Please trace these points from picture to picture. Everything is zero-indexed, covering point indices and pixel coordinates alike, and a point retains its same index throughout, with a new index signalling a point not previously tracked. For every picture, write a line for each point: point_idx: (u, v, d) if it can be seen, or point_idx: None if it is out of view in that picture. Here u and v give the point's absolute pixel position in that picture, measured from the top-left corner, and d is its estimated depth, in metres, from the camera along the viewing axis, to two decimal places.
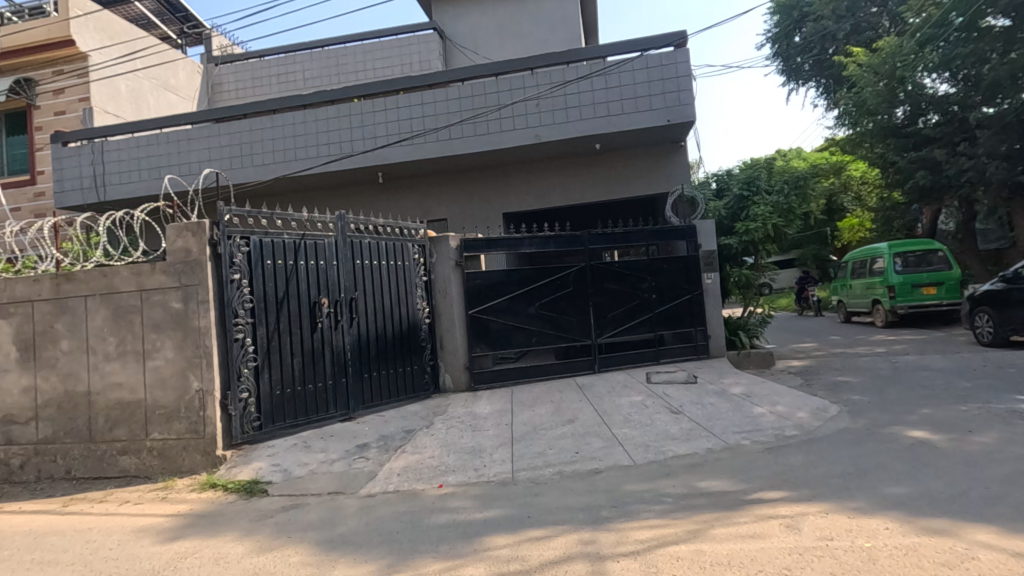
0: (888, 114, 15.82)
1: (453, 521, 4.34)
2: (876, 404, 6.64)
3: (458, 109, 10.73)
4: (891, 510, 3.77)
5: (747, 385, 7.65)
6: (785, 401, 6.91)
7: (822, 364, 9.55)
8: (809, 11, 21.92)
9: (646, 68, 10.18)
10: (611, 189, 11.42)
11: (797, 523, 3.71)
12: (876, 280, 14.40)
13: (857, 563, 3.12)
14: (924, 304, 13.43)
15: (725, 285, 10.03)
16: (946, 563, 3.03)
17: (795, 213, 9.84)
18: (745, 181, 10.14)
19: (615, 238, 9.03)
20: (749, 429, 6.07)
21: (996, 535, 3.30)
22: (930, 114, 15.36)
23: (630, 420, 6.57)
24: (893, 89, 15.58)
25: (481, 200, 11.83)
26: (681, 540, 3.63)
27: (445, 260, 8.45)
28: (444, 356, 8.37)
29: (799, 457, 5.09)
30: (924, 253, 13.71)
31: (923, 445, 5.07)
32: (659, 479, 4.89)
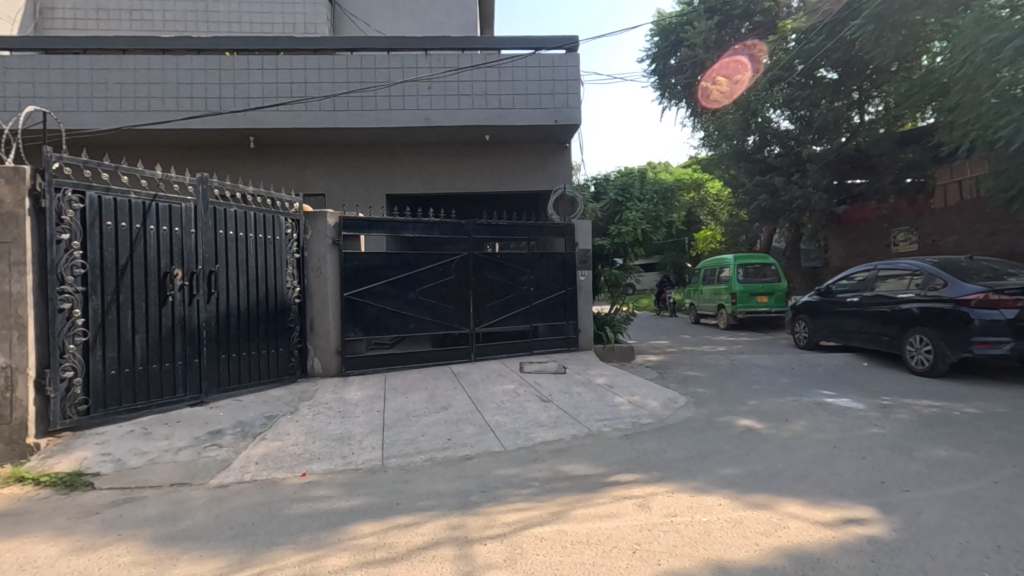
0: (740, 140, 17.83)
1: (316, 511, 4.14)
2: (716, 396, 7.50)
3: (345, 79, 10.15)
4: (724, 489, 4.27)
5: (610, 376, 8.23)
6: (641, 392, 7.54)
7: (674, 359, 10.57)
8: (684, 38, 23.91)
9: (539, 66, 10.44)
10: (498, 181, 11.56)
11: (647, 503, 4.06)
12: (722, 287, 16.23)
13: (694, 536, 3.49)
14: (758, 310, 15.37)
15: (597, 282, 10.66)
16: (765, 532, 3.50)
17: (661, 221, 10.72)
18: (620, 187, 10.85)
19: (499, 230, 9.14)
20: (609, 417, 6.54)
21: (803, 507, 3.89)
22: (773, 145, 17.57)
23: (502, 407, 6.75)
24: (747, 120, 17.48)
25: (364, 178, 11.33)
26: (545, 521, 3.80)
27: (321, 237, 7.96)
28: (314, 339, 7.93)
29: (652, 443, 5.58)
30: (760, 265, 15.70)
31: (751, 432, 5.82)
32: (527, 464, 5.08)
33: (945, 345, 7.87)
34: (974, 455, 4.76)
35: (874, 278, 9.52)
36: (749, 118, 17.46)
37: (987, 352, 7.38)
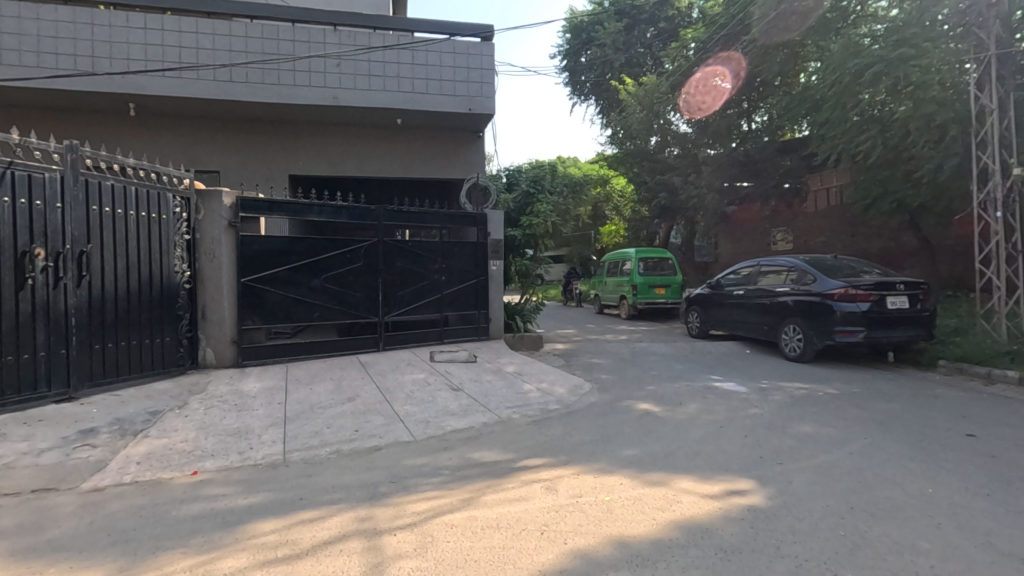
0: (644, 140, 18.64)
1: (210, 511, 3.87)
2: (617, 382, 7.92)
3: (244, 49, 9.41)
4: (625, 469, 4.53)
5: (519, 364, 8.40)
6: (549, 379, 7.78)
7: (579, 348, 11.00)
8: (595, 37, 24.68)
9: (453, 52, 10.31)
10: (410, 166, 11.30)
11: (554, 485, 4.21)
12: (624, 279, 17.09)
13: (598, 514, 3.68)
14: (656, 301, 16.36)
15: (507, 272, 10.80)
16: (661, 507, 3.76)
17: (570, 214, 11.00)
18: (532, 179, 10.98)
19: (411, 217, 8.96)
20: (519, 404, 6.68)
21: (694, 482, 4.22)
22: (672, 147, 18.55)
23: (411, 397, 6.66)
24: (651, 120, 18.23)
25: (264, 156, 10.62)
26: (455, 508, 3.82)
27: (215, 218, 7.37)
28: (206, 328, 7.36)
29: (558, 428, 5.78)
30: (659, 259, 16.71)
31: (649, 415, 6.22)
32: (437, 453, 5.07)
33: (813, 333, 8.82)
34: (834, 429, 5.41)
35: (757, 273, 10.44)
36: (652, 120, 18.21)
37: (846, 339, 8.35)
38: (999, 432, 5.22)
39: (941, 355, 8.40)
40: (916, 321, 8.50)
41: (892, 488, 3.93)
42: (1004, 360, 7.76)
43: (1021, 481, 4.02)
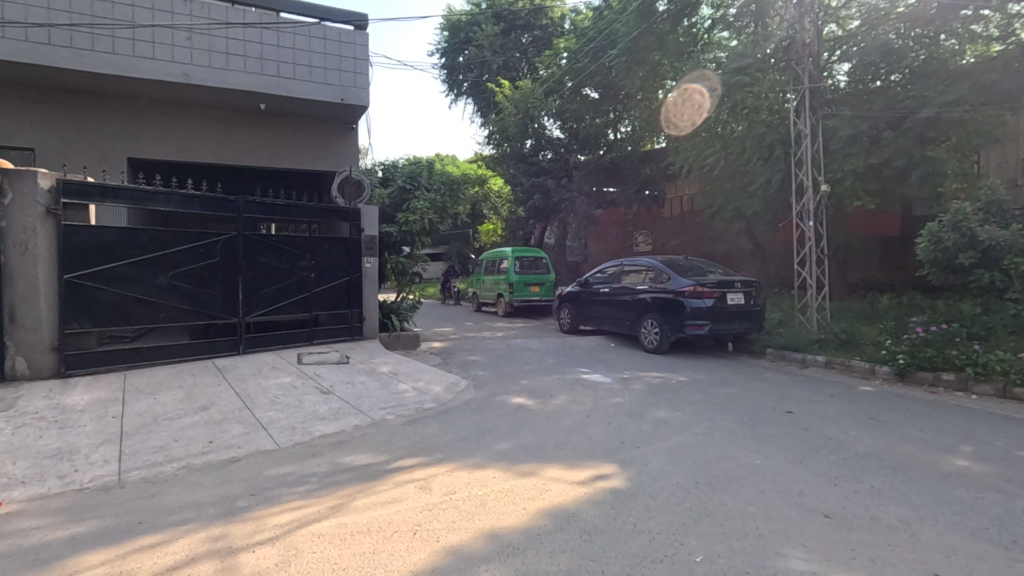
0: (519, 142, 19.53)
1: (18, 548, 3.28)
2: (492, 378, 8.07)
3: (68, 8, 8.11)
4: (498, 462, 4.64)
5: (394, 364, 8.22)
6: (425, 378, 7.71)
7: (456, 345, 11.05)
8: (472, 38, 24.89)
9: (324, 38, 9.79)
10: (274, 156, 10.51)
11: (428, 484, 4.19)
12: (501, 277, 17.47)
13: (471, 509, 3.73)
14: (531, 299, 16.94)
15: (382, 271, 10.54)
16: (532, 497, 3.91)
17: (447, 212, 11.00)
18: (408, 175, 10.80)
19: (275, 210, 8.32)
20: (393, 404, 6.54)
21: (563, 470, 4.44)
22: (547, 151, 19.68)
23: (276, 402, 6.22)
24: (526, 124, 19.18)
25: (95, 135, 9.23)
26: (323, 517, 3.64)
27: (28, 204, 6.28)
28: (15, 333, 6.25)
29: (434, 426, 5.76)
30: (534, 258, 17.31)
31: (522, 408, 6.42)
32: (304, 460, 4.80)
33: (668, 327, 9.72)
34: (684, 413, 6.01)
35: (621, 272, 11.23)
36: (527, 123, 19.16)
37: (695, 332, 9.33)
38: (810, 407, 6.16)
39: (768, 344, 9.70)
40: (750, 315, 9.69)
41: (729, 462, 4.46)
42: (814, 346, 9.16)
43: (826, 448, 4.78)
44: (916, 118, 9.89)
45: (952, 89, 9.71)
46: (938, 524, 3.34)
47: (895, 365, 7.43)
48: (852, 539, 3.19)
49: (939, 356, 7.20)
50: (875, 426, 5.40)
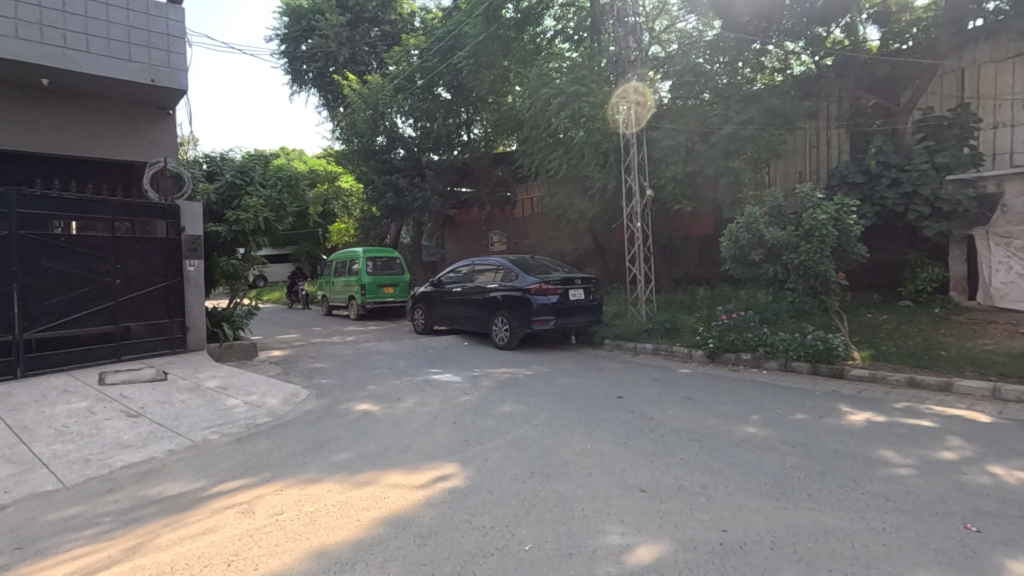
0: (370, 139, 18.64)
1: None
2: (337, 385, 7.66)
3: None
4: (334, 474, 4.40)
5: (223, 377, 7.42)
6: (260, 390, 7.07)
7: (300, 352, 10.32)
8: (315, 26, 23.52)
9: (126, 8, 8.50)
10: (65, 141, 8.91)
11: (252, 507, 3.82)
12: (352, 279, 16.71)
13: (299, 528, 3.47)
14: (385, 300, 16.43)
15: (212, 275, 9.49)
16: (367, 507, 3.76)
17: (286, 210, 10.17)
18: (239, 169, 9.81)
19: (66, 205, 7.06)
20: (219, 422, 5.89)
21: (404, 475, 4.34)
22: (398, 149, 19.04)
23: (64, 433, 5.26)
24: (376, 120, 18.50)
25: None
26: (113, 563, 3.13)
27: None
28: None
29: (266, 442, 5.29)
30: (387, 259, 16.81)
31: (367, 415, 6.18)
32: (97, 498, 4.10)
33: (516, 323, 10.04)
34: (527, 406, 6.25)
35: (473, 271, 11.35)
36: (378, 120, 18.50)
37: (541, 327, 9.74)
38: (638, 391, 6.78)
39: (606, 335, 10.49)
40: (590, 309, 10.37)
41: (563, 449, 4.72)
42: (644, 335, 10.11)
43: (647, 427, 5.28)
44: (721, 134, 11.38)
45: (746, 110, 11.34)
46: (729, 486, 3.85)
47: (707, 348, 8.50)
48: (661, 508, 3.54)
49: (739, 338, 8.37)
50: (689, 403, 6.10)
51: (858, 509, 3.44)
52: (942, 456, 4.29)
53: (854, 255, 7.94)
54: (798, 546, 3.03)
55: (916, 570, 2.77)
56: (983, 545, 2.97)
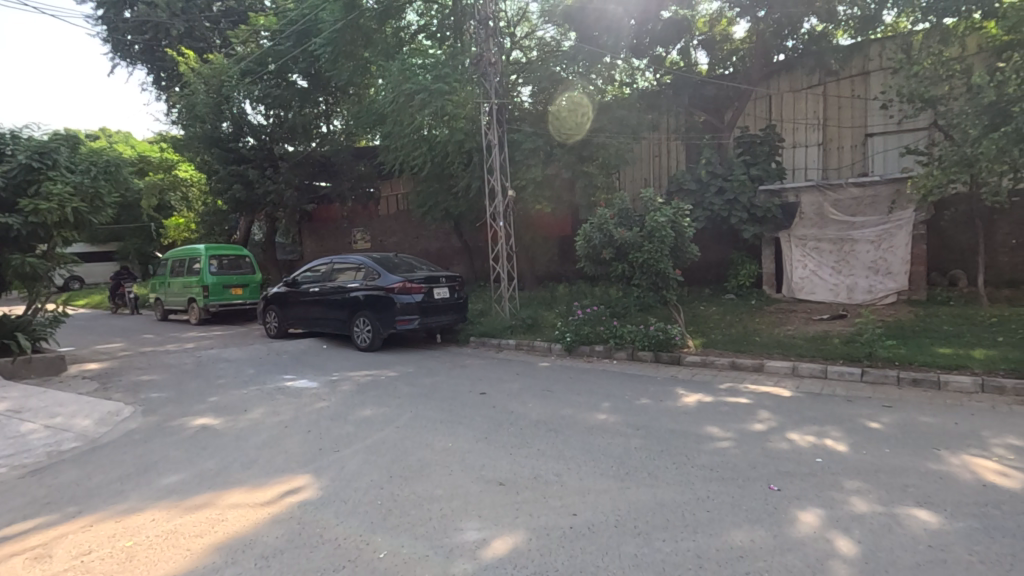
0: (213, 124, 16.79)
1: None
2: (171, 399, 6.79)
3: None
4: (162, 500, 3.88)
5: (16, 398, 6.20)
6: (67, 411, 6.02)
7: (125, 364, 9.00)
8: None
9: None
10: None
11: (48, 551, 3.23)
12: (192, 279, 14.97)
13: (110, 569, 3.00)
14: (232, 302, 14.93)
15: (2, 275, 7.95)
16: (200, 533, 3.37)
17: (104, 202, 8.63)
18: (37, 150, 8.14)
19: None
20: (8, 453, 4.91)
21: (246, 492, 3.96)
22: (248, 137, 17.38)
23: None
24: (221, 105, 16.79)
25: None
26: None
27: None
28: None
29: (72, 472, 4.52)
30: (235, 257, 15.28)
31: (205, 430, 5.55)
32: None
33: (379, 323, 9.72)
34: (389, 408, 6.07)
35: (331, 270, 10.76)
36: (223, 104, 16.85)
37: (405, 327, 9.51)
38: (500, 386, 6.92)
39: (471, 333, 10.59)
40: (455, 307, 10.31)
41: (423, 450, 4.65)
42: (507, 332, 10.37)
43: (507, 421, 5.40)
44: (576, 140, 12.06)
45: (598, 118, 12.13)
46: (580, 471, 4.07)
47: (565, 342, 8.97)
48: (517, 499, 3.64)
49: (593, 331, 8.94)
50: (547, 395, 6.37)
51: (689, 480, 3.84)
52: (754, 427, 4.96)
53: (688, 254, 8.81)
54: (638, 521, 3.30)
55: (732, 529, 3.16)
56: (783, 501, 3.47)
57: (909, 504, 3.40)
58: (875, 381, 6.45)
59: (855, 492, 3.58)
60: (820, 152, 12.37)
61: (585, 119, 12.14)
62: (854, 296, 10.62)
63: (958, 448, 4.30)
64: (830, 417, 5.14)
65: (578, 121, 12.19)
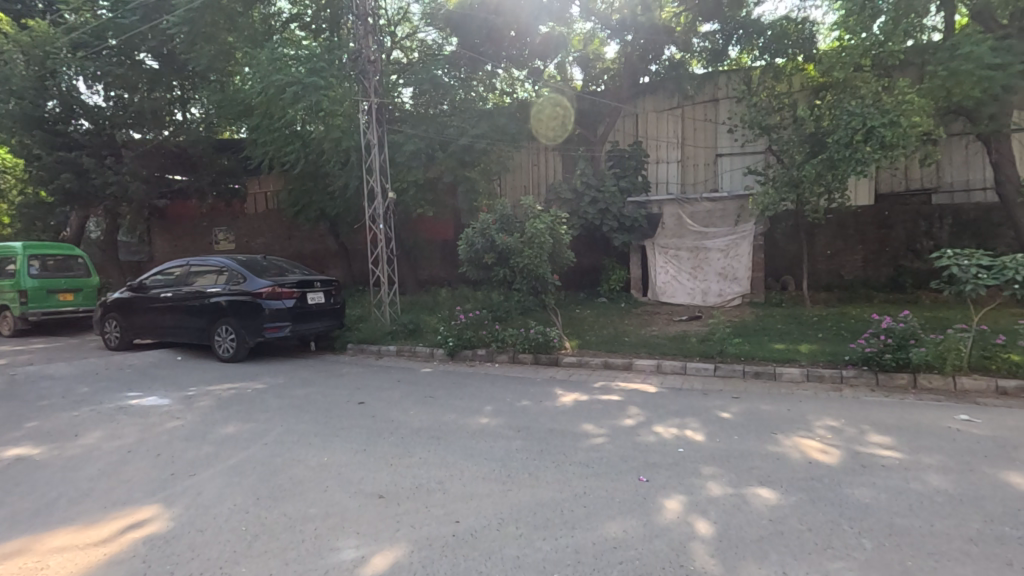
0: (34, 102, 14.29)
1: None
2: None
3: None
4: None
5: None
6: None
7: None
8: None
9: None
10: None
11: None
12: (4, 283, 12.62)
13: None
14: (59, 309, 12.82)
15: None
16: None
17: None
18: None
19: None
20: None
21: (75, 532, 3.41)
22: (81, 120, 15.01)
23: None
24: (44, 79, 14.31)
25: None
26: None
27: None
28: None
29: None
30: (63, 257, 13.15)
31: (20, 462, 4.69)
32: None
33: (244, 332, 8.90)
34: (255, 423, 5.58)
35: (188, 273, 9.68)
36: (47, 79, 14.35)
37: (274, 335, 8.78)
38: (380, 395, 6.69)
39: (349, 340, 10.11)
40: (332, 312, 9.71)
41: (295, 467, 4.33)
42: (387, 338, 10.05)
43: (387, 431, 5.22)
44: (458, 144, 12.08)
45: (479, 125, 12.26)
46: (462, 478, 4.04)
47: (447, 347, 8.93)
48: (398, 512, 3.53)
49: (475, 335, 8.99)
50: (429, 402, 6.28)
51: (566, 478, 3.99)
52: (625, 423, 5.30)
53: (564, 259, 9.18)
54: (519, 522, 3.35)
55: (607, 522, 3.33)
56: (650, 491, 3.74)
57: (754, 484, 3.83)
58: (725, 375, 7.21)
59: (710, 477, 3.96)
60: (679, 168, 13.60)
61: (569, 109, 13.51)
62: (708, 299, 11.81)
63: (790, 431, 4.94)
64: (689, 410, 5.65)
65: (524, 121, 13.22)
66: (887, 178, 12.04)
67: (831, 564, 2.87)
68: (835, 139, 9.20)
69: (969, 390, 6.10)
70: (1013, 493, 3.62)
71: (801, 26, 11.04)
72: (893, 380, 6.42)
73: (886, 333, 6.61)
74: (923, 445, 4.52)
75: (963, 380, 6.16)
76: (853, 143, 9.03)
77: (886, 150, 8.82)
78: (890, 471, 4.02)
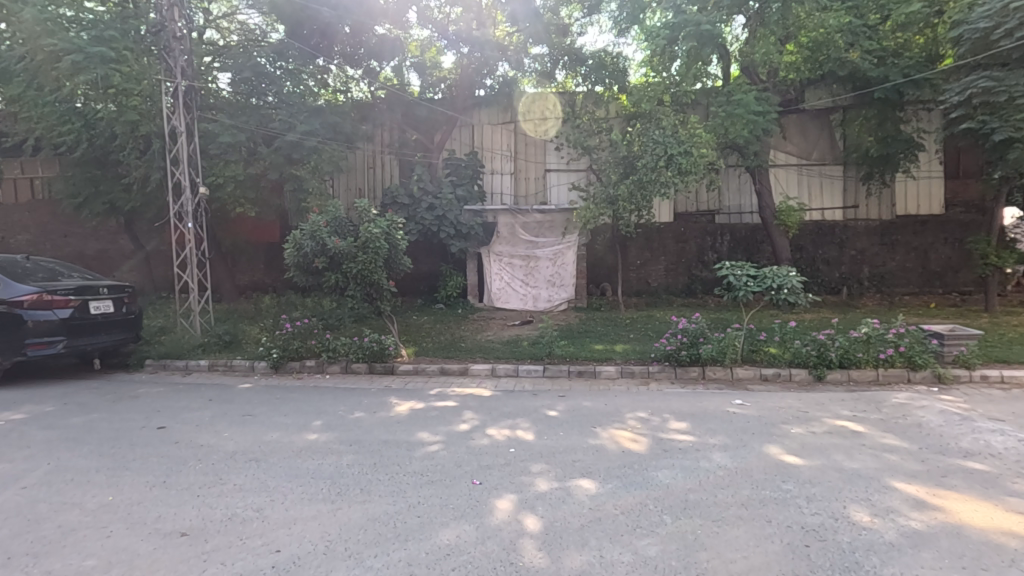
0: None
1: None
2: None
3: None
4: None
5: None
6: None
7: None
8: None
9: None
10: None
11: None
12: None
13: None
14: None
15: None
16: None
17: None
18: None
19: None
20: None
21: None
22: None
23: None
24: None
25: None
26: None
27: None
28: None
29: None
30: None
31: None
32: None
33: None
34: (10, 463, 4.49)
35: None
36: None
37: (42, 352, 7.17)
38: (185, 417, 5.86)
39: (147, 355, 8.71)
40: (123, 324, 8.17)
41: (67, 513, 3.57)
42: (197, 351, 8.87)
43: (196, 458, 4.59)
44: (285, 140, 11.19)
45: (309, 121, 11.49)
46: (284, 502, 3.71)
47: (270, 360, 8.18)
48: (204, 550, 3.11)
49: (303, 346, 8.37)
50: (246, 421, 5.66)
51: (400, 489, 3.90)
52: (459, 428, 5.35)
53: (401, 266, 8.95)
54: (349, 542, 3.18)
55: (441, 530, 3.32)
56: (484, 493, 3.84)
57: (576, 476, 4.14)
58: (553, 375, 7.70)
59: (538, 473, 4.18)
60: (512, 180, 14.20)
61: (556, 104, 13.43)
62: (539, 304, 12.53)
63: (607, 424, 5.44)
64: (519, 411, 5.90)
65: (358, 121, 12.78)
66: (682, 199, 13.98)
67: (640, 542, 3.22)
68: (644, 163, 10.38)
69: (742, 378, 7.33)
70: (772, 461, 4.43)
71: (616, 59, 12.49)
72: (688, 373, 7.45)
73: (683, 332, 7.65)
74: (709, 427, 5.31)
75: (738, 370, 7.39)
76: (658, 167, 10.32)
77: (683, 174, 10.28)
78: (684, 453, 4.65)
